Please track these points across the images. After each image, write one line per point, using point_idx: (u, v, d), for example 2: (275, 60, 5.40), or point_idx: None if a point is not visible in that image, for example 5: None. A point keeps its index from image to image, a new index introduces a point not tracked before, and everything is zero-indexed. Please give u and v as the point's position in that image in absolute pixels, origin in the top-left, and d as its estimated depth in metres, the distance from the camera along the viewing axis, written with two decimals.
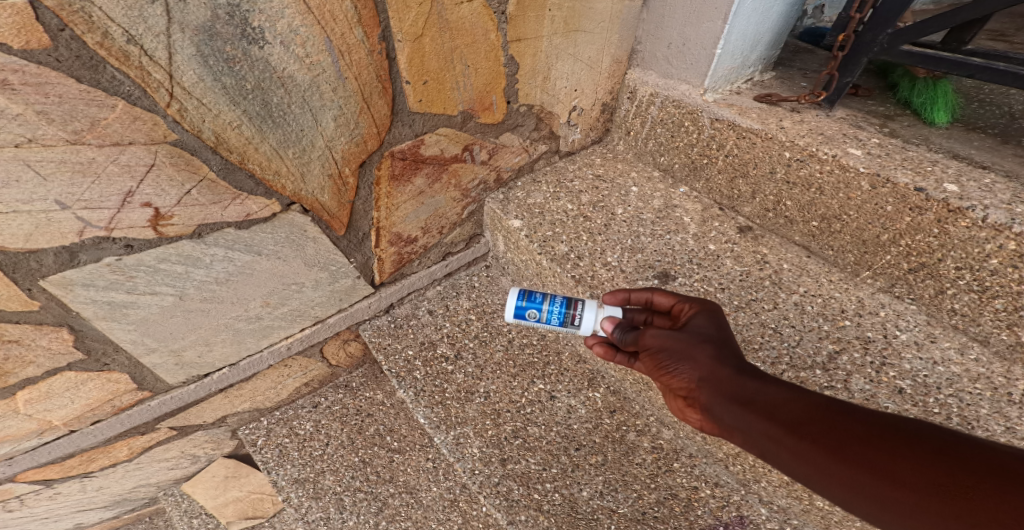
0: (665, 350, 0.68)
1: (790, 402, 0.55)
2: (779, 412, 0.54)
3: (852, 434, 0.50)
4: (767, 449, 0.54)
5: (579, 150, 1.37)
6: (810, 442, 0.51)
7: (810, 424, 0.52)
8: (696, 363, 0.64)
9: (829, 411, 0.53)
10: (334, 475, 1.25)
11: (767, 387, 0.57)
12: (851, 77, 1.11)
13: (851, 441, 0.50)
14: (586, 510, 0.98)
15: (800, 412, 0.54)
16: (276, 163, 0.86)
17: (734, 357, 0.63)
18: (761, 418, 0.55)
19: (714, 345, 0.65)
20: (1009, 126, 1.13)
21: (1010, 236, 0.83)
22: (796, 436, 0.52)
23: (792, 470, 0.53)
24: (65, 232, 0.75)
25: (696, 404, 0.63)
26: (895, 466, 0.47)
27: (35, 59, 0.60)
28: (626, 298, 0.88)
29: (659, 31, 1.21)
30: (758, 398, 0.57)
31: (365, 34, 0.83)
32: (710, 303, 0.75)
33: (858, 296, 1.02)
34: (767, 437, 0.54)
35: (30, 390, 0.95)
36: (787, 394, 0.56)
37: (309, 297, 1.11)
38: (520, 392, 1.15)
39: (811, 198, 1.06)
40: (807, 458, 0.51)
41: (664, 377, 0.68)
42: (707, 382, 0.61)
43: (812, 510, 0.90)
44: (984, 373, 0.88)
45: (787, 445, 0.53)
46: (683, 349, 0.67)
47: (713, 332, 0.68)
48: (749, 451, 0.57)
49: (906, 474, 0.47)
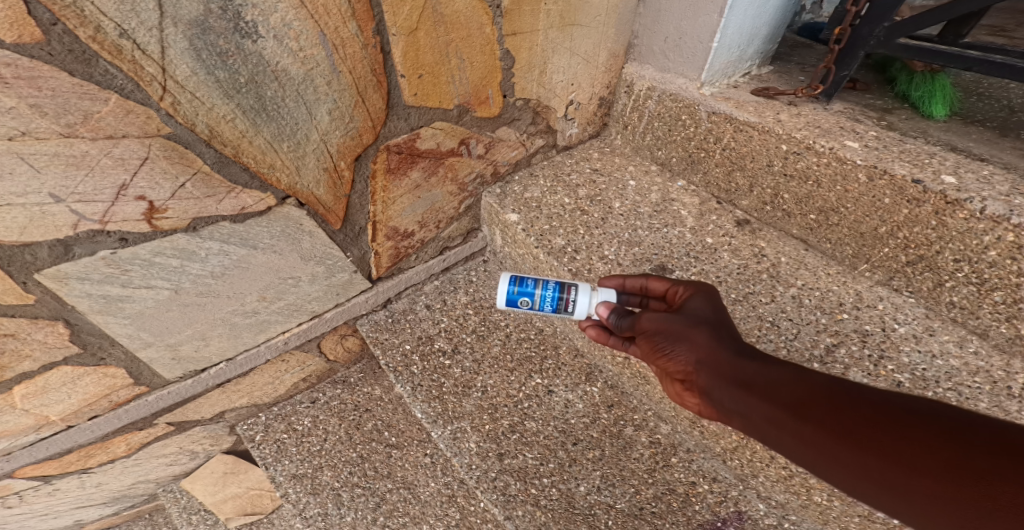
0: (661, 333, 0.68)
1: (792, 383, 0.54)
2: (780, 394, 0.53)
3: (858, 415, 0.48)
4: (769, 434, 0.53)
5: (577, 144, 1.37)
6: (813, 425, 0.49)
7: (813, 405, 0.50)
8: (693, 344, 0.64)
9: (833, 392, 0.51)
10: (332, 471, 1.26)
11: (767, 369, 0.56)
12: (847, 71, 1.11)
13: (857, 423, 0.47)
14: (583, 505, 0.98)
15: (802, 394, 0.52)
16: (270, 157, 0.86)
17: (733, 339, 0.63)
18: (761, 400, 0.54)
19: (710, 327, 0.65)
20: (1008, 119, 1.12)
21: (1008, 227, 0.83)
22: (799, 419, 0.50)
23: (795, 454, 0.51)
24: (59, 226, 0.75)
25: (695, 387, 0.63)
26: (905, 450, 0.44)
27: (27, 53, 0.60)
28: (622, 284, 0.90)
29: (655, 25, 1.21)
30: (758, 380, 0.55)
31: (360, 28, 0.83)
32: (705, 285, 0.75)
33: (857, 289, 1.02)
34: (768, 421, 0.53)
35: (27, 384, 0.95)
36: (788, 375, 0.55)
37: (306, 292, 1.11)
38: (518, 386, 1.14)
39: (809, 191, 1.05)
40: (811, 442, 0.49)
41: (661, 360, 0.68)
42: (705, 365, 0.61)
43: (811, 506, 0.89)
44: (984, 367, 0.87)
45: (789, 428, 0.51)
46: (679, 331, 0.67)
47: (710, 314, 0.68)
48: (750, 435, 0.56)
49: (917, 457, 0.44)
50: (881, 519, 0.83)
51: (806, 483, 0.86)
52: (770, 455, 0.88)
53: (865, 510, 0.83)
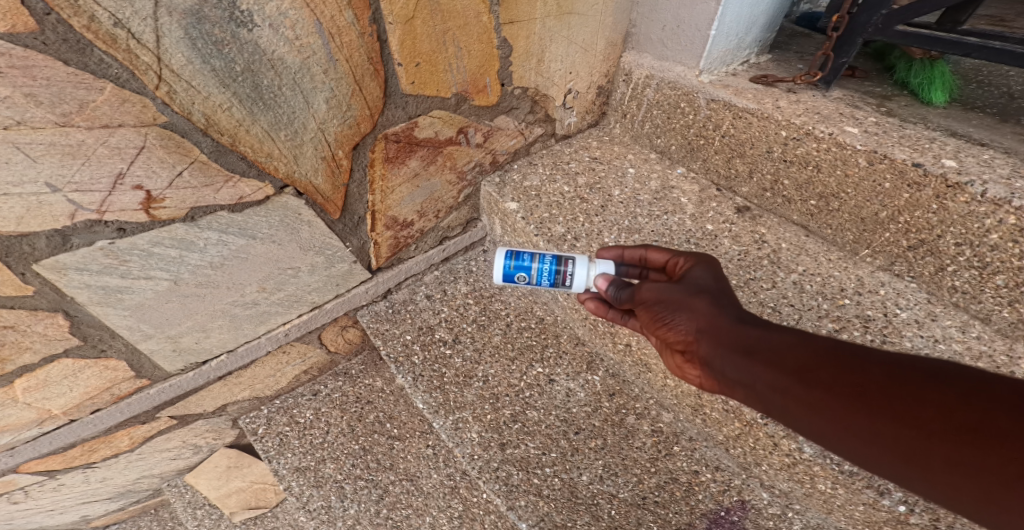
0: (661, 303, 0.68)
1: (796, 348, 0.53)
2: (785, 360, 0.53)
3: (866, 379, 0.48)
4: (773, 402, 0.53)
5: (576, 134, 1.36)
6: (821, 391, 0.49)
7: (819, 371, 0.50)
8: (693, 313, 0.64)
9: (839, 357, 0.51)
10: (334, 463, 1.26)
11: (770, 335, 0.56)
12: (846, 58, 1.10)
13: (867, 388, 0.48)
14: (586, 495, 0.98)
15: (808, 359, 0.52)
16: (268, 146, 0.86)
17: (733, 307, 0.63)
18: (764, 367, 0.53)
19: (710, 296, 0.65)
20: (1007, 105, 1.11)
21: (1010, 210, 0.82)
22: (805, 385, 0.50)
23: (801, 422, 0.51)
24: (56, 216, 0.75)
25: (695, 357, 0.63)
26: (918, 413, 0.44)
27: (21, 43, 0.60)
28: (620, 254, 0.90)
29: (653, 14, 1.20)
30: (761, 347, 0.55)
31: (356, 16, 0.83)
32: (705, 255, 0.75)
33: (858, 275, 1.01)
34: (771, 388, 0.53)
35: (29, 377, 0.95)
36: (792, 341, 0.55)
37: (305, 282, 1.11)
38: (519, 376, 1.14)
39: (809, 176, 1.05)
40: (818, 408, 0.49)
41: (660, 330, 0.68)
42: (705, 333, 0.61)
43: (814, 494, 0.89)
44: (986, 351, 0.87)
45: (794, 394, 0.51)
46: (679, 300, 0.66)
47: (711, 283, 0.68)
48: (753, 405, 0.56)
49: (932, 421, 0.44)
50: (885, 506, 0.80)
51: (809, 470, 0.85)
52: (773, 442, 0.87)
53: (869, 496, 0.81)
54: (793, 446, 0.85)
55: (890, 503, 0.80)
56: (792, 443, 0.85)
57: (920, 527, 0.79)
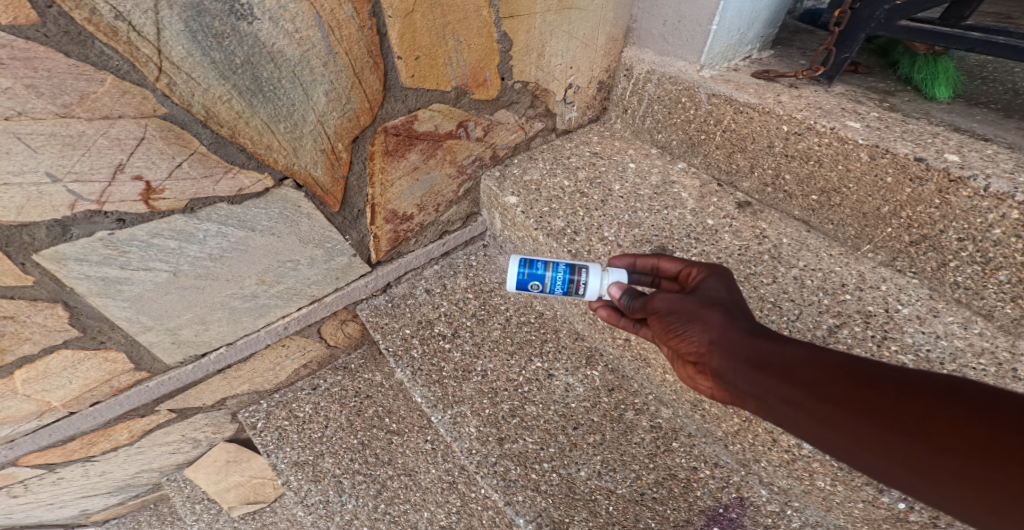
0: (674, 314, 0.68)
1: (808, 361, 0.53)
2: (796, 373, 0.52)
3: (878, 394, 0.47)
4: (787, 416, 0.52)
5: (576, 128, 1.36)
6: (833, 405, 0.49)
7: (830, 385, 0.50)
8: (705, 325, 0.63)
9: (850, 371, 0.50)
10: (332, 458, 1.27)
11: (781, 347, 0.56)
12: (849, 52, 1.09)
13: (880, 403, 0.47)
14: (583, 490, 0.98)
15: (819, 372, 0.51)
16: (267, 138, 0.86)
17: (747, 319, 0.62)
18: (777, 380, 0.53)
19: (723, 307, 0.65)
20: (1012, 101, 1.10)
21: (1013, 204, 0.82)
22: (817, 399, 0.50)
23: (815, 435, 0.50)
24: (56, 206, 0.75)
25: (708, 369, 0.62)
26: (930, 428, 0.44)
27: (23, 35, 0.60)
28: (632, 263, 0.90)
29: (654, 9, 1.20)
30: (772, 359, 0.55)
31: (355, 10, 0.83)
32: (718, 266, 0.76)
33: (859, 270, 1.00)
34: (784, 401, 0.52)
35: (28, 368, 0.95)
36: (804, 352, 0.54)
37: (304, 275, 1.11)
38: (518, 370, 1.14)
39: (811, 171, 1.04)
40: (831, 423, 0.48)
41: (673, 340, 0.68)
42: (717, 345, 0.61)
43: (813, 491, 0.88)
44: (988, 348, 0.86)
45: (807, 408, 0.50)
46: (692, 311, 0.66)
47: (723, 295, 0.68)
48: (767, 418, 0.55)
49: (943, 437, 0.43)
50: (884, 503, 0.80)
51: (808, 466, 0.85)
52: (772, 437, 0.87)
53: (868, 493, 0.81)
54: (792, 442, 0.84)
55: (889, 500, 0.79)
56: (791, 439, 0.84)
57: (920, 525, 0.78)
